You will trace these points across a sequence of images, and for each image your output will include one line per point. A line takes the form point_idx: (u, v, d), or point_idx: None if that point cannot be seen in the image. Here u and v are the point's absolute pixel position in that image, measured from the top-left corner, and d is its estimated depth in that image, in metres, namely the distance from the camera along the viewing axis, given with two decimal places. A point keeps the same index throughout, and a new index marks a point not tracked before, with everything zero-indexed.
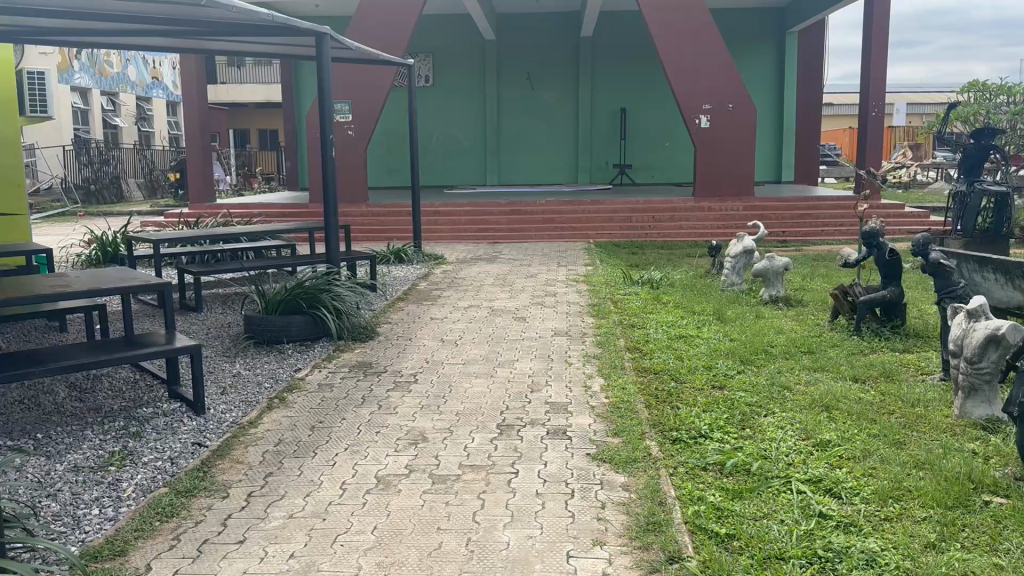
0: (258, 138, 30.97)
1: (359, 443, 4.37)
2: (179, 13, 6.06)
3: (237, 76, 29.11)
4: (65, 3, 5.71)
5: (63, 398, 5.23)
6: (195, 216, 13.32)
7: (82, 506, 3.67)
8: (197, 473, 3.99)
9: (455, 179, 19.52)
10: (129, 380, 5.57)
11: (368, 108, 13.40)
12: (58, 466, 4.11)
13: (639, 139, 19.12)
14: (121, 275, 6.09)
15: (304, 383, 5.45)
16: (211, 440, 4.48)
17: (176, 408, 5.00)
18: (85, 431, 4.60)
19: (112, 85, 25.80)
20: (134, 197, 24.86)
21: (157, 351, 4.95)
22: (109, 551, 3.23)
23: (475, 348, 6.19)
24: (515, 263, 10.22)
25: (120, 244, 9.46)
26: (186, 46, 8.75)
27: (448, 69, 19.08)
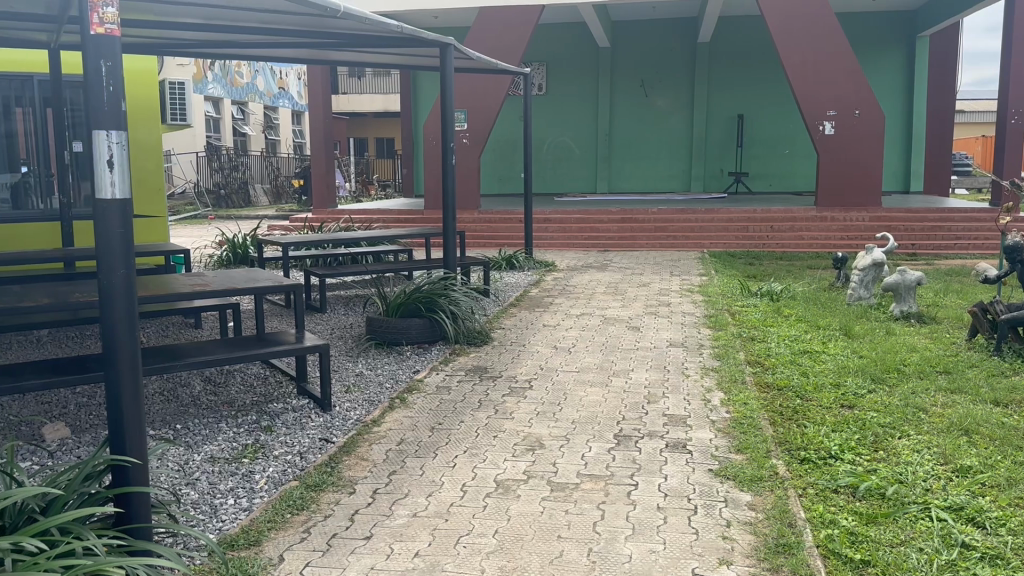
0: (375, 146, 31.96)
1: (478, 446, 4.40)
2: (309, 26, 6.26)
3: (358, 85, 30.09)
4: (211, 17, 6.03)
5: (198, 391, 5.52)
6: (317, 220, 13.85)
7: (219, 495, 3.84)
8: (325, 468, 4.12)
9: (567, 187, 19.53)
10: (260, 376, 5.82)
11: (483, 116, 13.58)
12: (196, 456, 4.32)
13: (755, 147, 18.62)
14: (252, 276, 6.37)
15: (422, 384, 5.55)
16: (337, 437, 4.63)
17: (303, 404, 5.18)
18: (220, 423, 4.83)
19: (242, 95, 27.12)
20: (260, 202, 26.05)
21: (287, 350, 5.15)
22: (245, 540, 3.36)
23: (590, 356, 6.16)
24: (627, 271, 10.12)
25: (249, 246, 9.94)
26: (312, 57, 9.07)
27: (561, 78, 19.14)
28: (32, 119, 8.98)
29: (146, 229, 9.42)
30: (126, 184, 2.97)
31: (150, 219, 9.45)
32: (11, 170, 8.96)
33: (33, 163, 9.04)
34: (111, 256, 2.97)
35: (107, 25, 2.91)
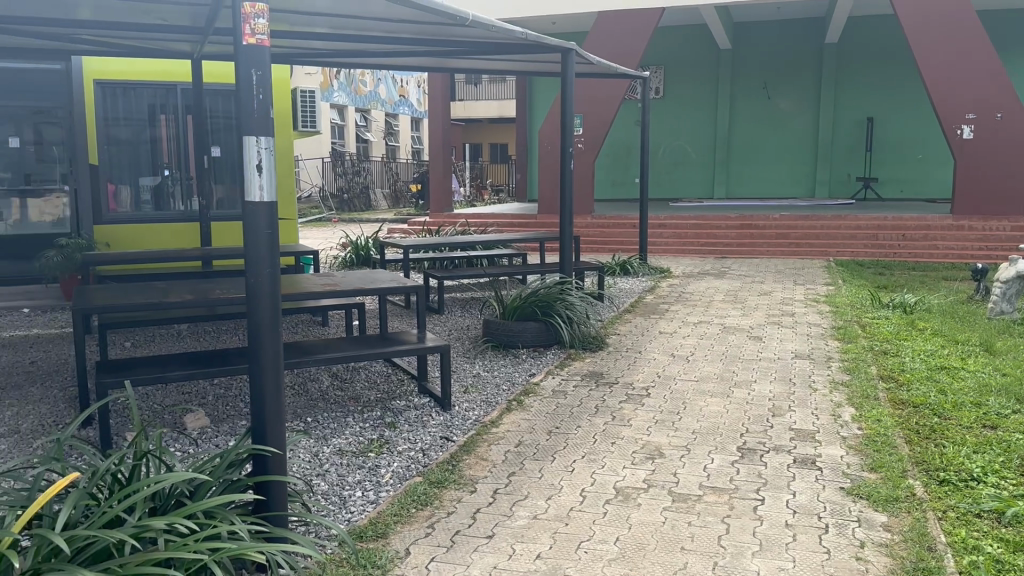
0: (490, 151, 32.44)
1: (597, 451, 4.39)
2: (436, 33, 6.40)
3: (475, 91, 30.56)
4: (344, 28, 6.26)
5: (326, 386, 5.75)
6: (435, 223, 14.18)
7: (348, 487, 3.99)
8: (447, 466, 4.20)
9: (682, 193, 19.23)
10: (383, 375, 6.01)
11: (599, 121, 13.56)
12: (325, 448, 4.50)
13: (885, 151, 17.83)
14: (376, 277, 6.57)
15: (539, 387, 5.57)
16: (457, 436, 4.71)
17: (425, 403, 5.31)
18: (347, 418, 5.02)
19: (364, 102, 28.04)
20: (380, 206, 26.88)
21: (410, 350, 5.28)
22: (373, 532, 3.47)
23: (710, 365, 6.04)
24: (747, 279, 9.88)
25: (370, 249, 10.28)
26: (435, 65, 9.27)
27: (680, 81, 18.88)
28: (174, 126, 9.60)
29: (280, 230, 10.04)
30: (273, 187, 3.11)
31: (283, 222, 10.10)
32: (154, 174, 9.60)
33: (175, 167, 9.68)
34: (258, 255, 3.13)
35: (258, 36, 3.06)
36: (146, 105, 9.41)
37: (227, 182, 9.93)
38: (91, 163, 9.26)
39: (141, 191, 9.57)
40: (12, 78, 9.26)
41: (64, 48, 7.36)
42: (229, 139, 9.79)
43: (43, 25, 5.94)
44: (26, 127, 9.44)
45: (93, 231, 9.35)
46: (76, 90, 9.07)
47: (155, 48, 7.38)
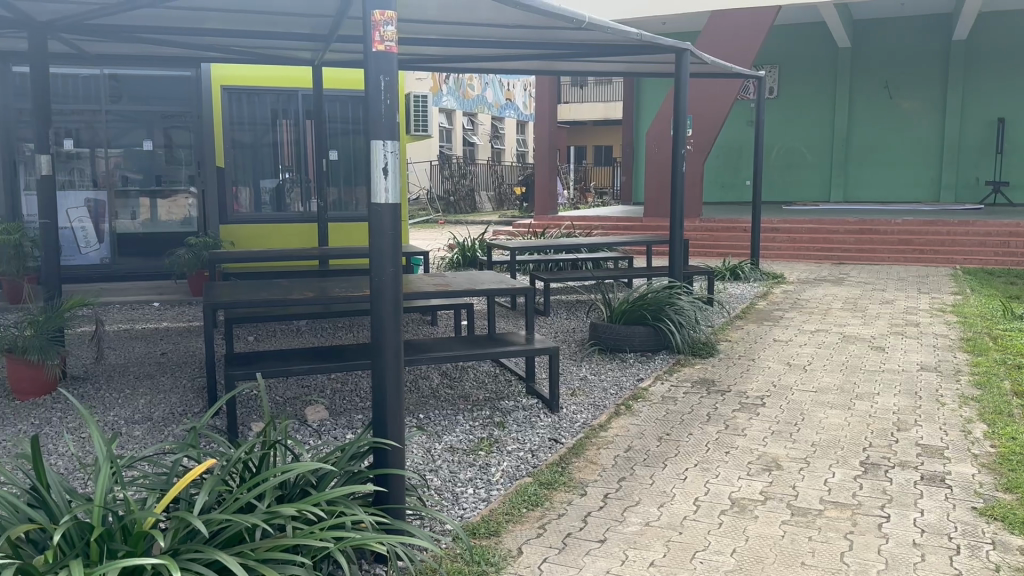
0: (594, 153, 32.38)
1: (710, 461, 4.31)
2: (547, 36, 6.45)
3: (580, 94, 30.53)
4: (460, 32, 6.35)
5: (436, 384, 5.86)
6: (540, 226, 14.26)
7: (459, 484, 4.05)
8: (557, 468, 4.22)
9: (794, 196, 18.68)
10: (491, 375, 6.08)
11: (709, 122, 13.32)
12: (437, 445, 4.60)
13: (1017, 153, 16.82)
14: (485, 278, 6.66)
15: (648, 393, 5.52)
16: (566, 438, 4.72)
17: (533, 404, 5.34)
18: (458, 416, 5.11)
19: (471, 106, 28.45)
20: (485, 208, 27.20)
21: (518, 351, 5.32)
22: (486, 529, 3.52)
23: (828, 375, 5.84)
24: (866, 287, 9.50)
25: (477, 250, 10.43)
26: (545, 68, 9.30)
27: (795, 81, 18.35)
28: (293, 130, 10.03)
29: None
30: (398, 189, 3.19)
31: None
32: (275, 176, 10.08)
33: (295, 169, 10.13)
34: (382, 255, 3.23)
35: (387, 42, 3.15)
36: (269, 110, 9.85)
37: (344, 186, 10.53)
38: (217, 166, 9.78)
39: (262, 192, 10.07)
40: (146, 85, 9.85)
41: (196, 56, 7.76)
42: (347, 143, 10.43)
43: (179, 34, 6.26)
44: (158, 131, 10.00)
45: (220, 230, 9.82)
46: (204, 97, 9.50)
47: (279, 56, 7.71)
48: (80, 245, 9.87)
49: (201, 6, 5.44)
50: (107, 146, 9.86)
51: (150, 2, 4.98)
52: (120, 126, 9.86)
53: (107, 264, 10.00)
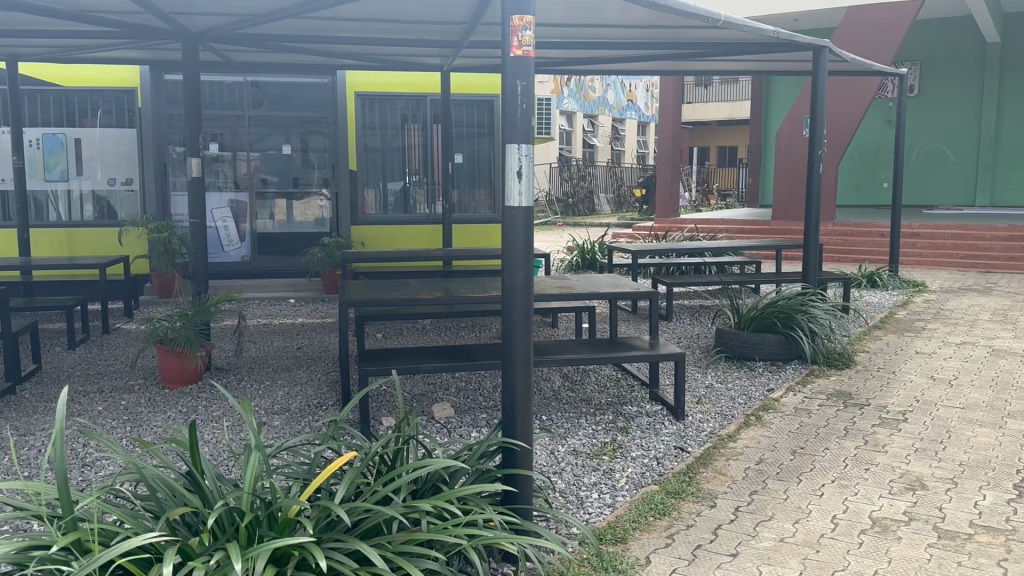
0: (717, 155, 31.73)
1: (848, 477, 4.12)
2: (676, 35, 6.36)
3: (704, 94, 29.98)
4: (590, 34, 6.34)
5: (559, 386, 5.88)
6: (662, 229, 14.09)
7: (584, 488, 4.03)
8: (684, 477, 4.15)
9: (934, 200, 17.68)
10: (613, 379, 6.04)
11: (843, 122, 12.79)
12: (561, 447, 4.60)
13: None
14: (610, 281, 6.61)
15: (779, 404, 5.34)
16: (692, 447, 4.63)
17: (657, 410, 5.26)
18: (580, 419, 5.10)
19: (592, 108, 28.43)
20: (604, 210, 27.11)
21: (642, 356, 5.25)
22: (612, 536, 3.49)
23: (976, 392, 5.48)
24: (1017, 297, 8.87)
25: (597, 253, 10.40)
26: (672, 68, 9.16)
27: (938, 79, 17.37)
28: (421, 134, 10.43)
29: None
30: (531, 192, 3.21)
31: None
32: (400, 180, 10.48)
33: (421, 172, 10.50)
34: (515, 259, 3.26)
35: (524, 47, 3.17)
36: (399, 115, 10.31)
37: (469, 188, 10.73)
38: (350, 169, 10.19)
39: (387, 195, 10.48)
40: (285, 91, 10.34)
41: (333, 63, 8.06)
42: (472, 146, 10.61)
43: (320, 42, 6.52)
44: (295, 135, 10.46)
45: (351, 231, 10.27)
46: (341, 103, 10.01)
47: (410, 62, 7.91)
48: (223, 244, 10.51)
49: (342, 15, 5.64)
50: (247, 150, 10.39)
51: (296, 12, 5.20)
52: (260, 131, 10.37)
53: (247, 262, 10.59)
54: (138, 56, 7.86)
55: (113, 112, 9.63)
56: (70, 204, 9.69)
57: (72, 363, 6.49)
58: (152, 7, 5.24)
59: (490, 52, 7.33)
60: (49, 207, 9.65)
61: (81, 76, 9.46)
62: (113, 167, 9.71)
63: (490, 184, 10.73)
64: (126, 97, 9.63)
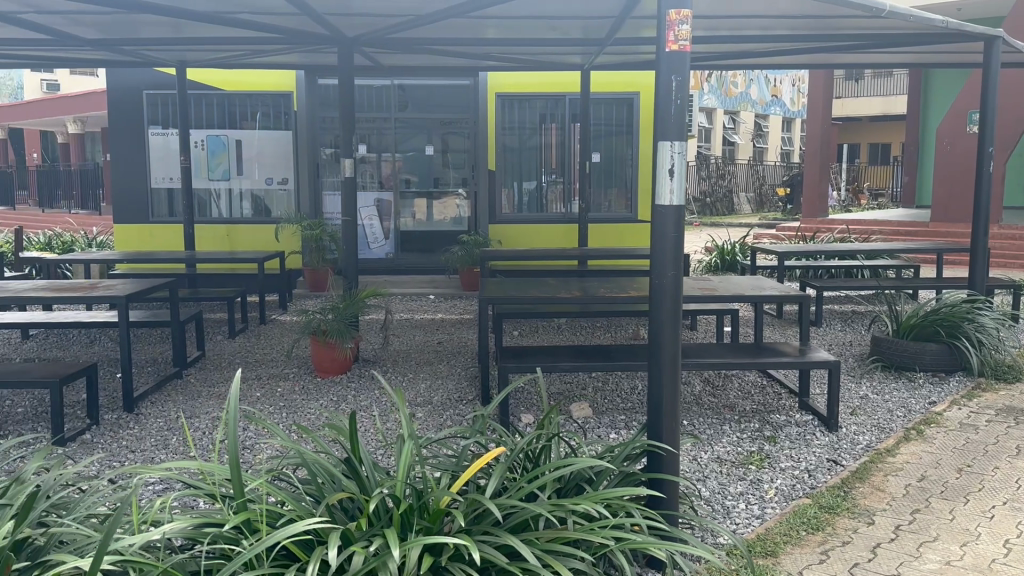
0: (868, 152, 30.22)
1: (1021, 500, 3.80)
2: (833, 25, 6.07)
3: (853, 88, 28.55)
4: (740, 27, 6.15)
5: (699, 390, 5.73)
6: (809, 230, 13.55)
7: (730, 497, 3.90)
8: (838, 492, 3.94)
9: None
10: (758, 385, 5.84)
11: (1014, 117, 11.90)
12: (705, 454, 4.47)
13: None
14: (755, 284, 6.40)
15: (942, 418, 4.99)
16: (847, 460, 4.39)
17: (808, 421, 5.04)
18: (724, 426, 4.94)
19: (733, 104, 27.65)
20: (744, 210, 26.38)
21: (792, 363, 5.03)
22: (762, 548, 3.36)
23: None
24: None
25: (738, 254, 10.10)
26: (825, 61, 8.76)
27: None
28: (559, 134, 10.46)
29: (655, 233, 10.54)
30: (683, 191, 3.12)
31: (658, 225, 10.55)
32: (536, 179, 10.56)
33: (558, 172, 10.54)
34: (664, 259, 3.17)
35: (681, 42, 3.08)
36: (538, 114, 10.38)
37: (608, 187, 10.66)
38: (489, 169, 10.35)
39: (522, 194, 10.59)
40: (429, 93, 10.62)
41: (476, 64, 8.20)
42: (610, 144, 10.54)
43: (465, 43, 6.63)
44: (437, 137, 10.72)
45: (489, 229, 10.43)
46: (482, 104, 10.19)
47: (553, 61, 7.93)
48: (369, 242, 10.90)
49: (491, 14, 5.71)
50: (392, 150, 10.73)
51: (448, 13, 5.32)
52: (404, 132, 10.69)
53: (390, 259, 10.93)
54: (294, 60, 8.27)
55: (270, 114, 10.18)
56: (230, 201, 10.31)
57: (232, 351, 6.90)
58: (313, 12, 5.49)
59: (634, 49, 7.24)
60: (212, 204, 10.30)
61: (242, 81, 10.04)
62: (270, 167, 10.26)
63: (627, 184, 10.63)
64: (282, 99, 10.16)
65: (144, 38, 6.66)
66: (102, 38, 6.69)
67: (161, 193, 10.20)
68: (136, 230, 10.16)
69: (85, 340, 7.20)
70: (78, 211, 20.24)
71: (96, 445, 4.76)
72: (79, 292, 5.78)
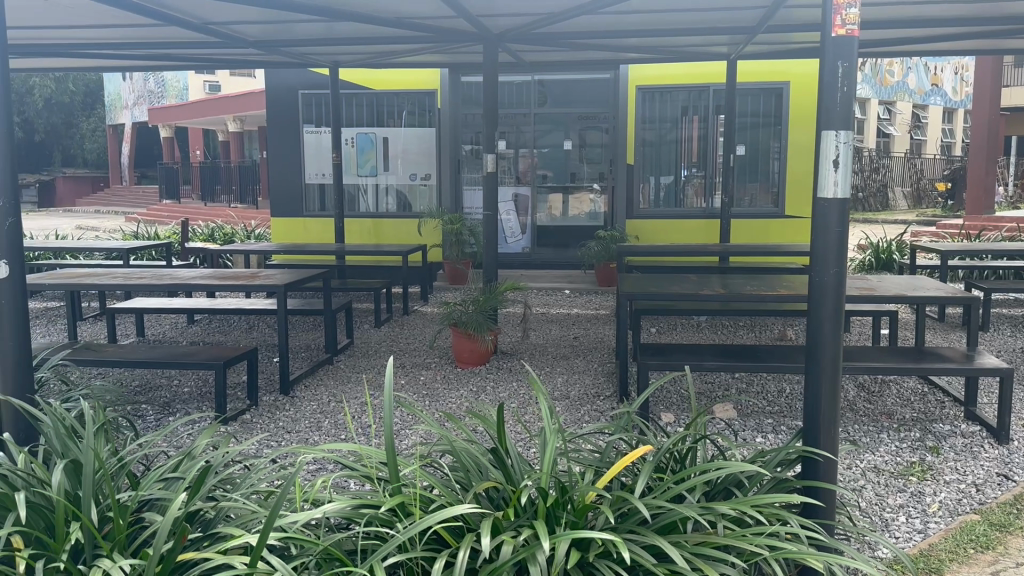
0: None
1: None
2: (1011, 5, 5.64)
3: None
4: (904, 10, 5.81)
5: (854, 396, 5.45)
6: (974, 227, 12.70)
7: (888, 510, 3.68)
8: (1011, 509, 3.63)
9: None
10: (918, 393, 5.49)
11: None
12: (861, 463, 4.24)
13: None
14: (916, 283, 6.02)
15: None
16: (1020, 475, 4.05)
17: (976, 431, 4.69)
18: (882, 434, 4.67)
19: (890, 94, 26.08)
20: (899, 205, 24.98)
21: (958, 369, 4.69)
22: (926, 565, 3.14)
23: None
24: None
25: (895, 252, 9.57)
26: (997, 45, 8.14)
27: None
28: (701, 126, 10.22)
29: (802, 230, 10.12)
30: (849, 182, 2.93)
31: (806, 221, 10.13)
32: (674, 173, 10.37)
33: (698, 166, 10.31)
34: (826, 253, 3.00)
35: (848, 26, 2.90)
36: (679, 107, 10.20)
37: (752, 180, 10.31)
38: (628, 163, 10.22)
39: (659, 188, 10.42)
40: (568, 87, 10.61)
41: (618, 58, 8.11)
42: (755, 137, 10.19)
43: (611, 36, 6.57)
44: (575, 131, 10.68)
45: (627, 225, 10.32)
46: (623, 96, 10.10)
47: (698, 51, 7.75)
48: (507, 236, 11.03)
49: (638, 6, 5.64)
50: (530, 146, 10.80)
51: (595, 7, 5.29)
52: (543, 128, 10.73)
53: (527, 253, 11.02)
54: (439, 58, 8.45)
55: (415, 113, 10.45)
56: (377, 196, 10.69)
57: (378, 340, 7.14)
58: (462, 10, 5.60)
59: (786, 38, 6.97)
60: (360, 198, 10.72)
61: (389, 80, 10.39)
62: (414, 163, 10.54)
63: (772, 178, 10.26)
64: (428, 98, 10.42)
65: (302, 39, 6.99)
66: (262, 40, 7.05)
67: (313, 188, 10.67)
68: (289, 223, 10.70)
69: (245, 326, 7.65)
70: (238, 205, 21.53)
71: (255, 424, 5.03)
72: (242, 280, 6.13)
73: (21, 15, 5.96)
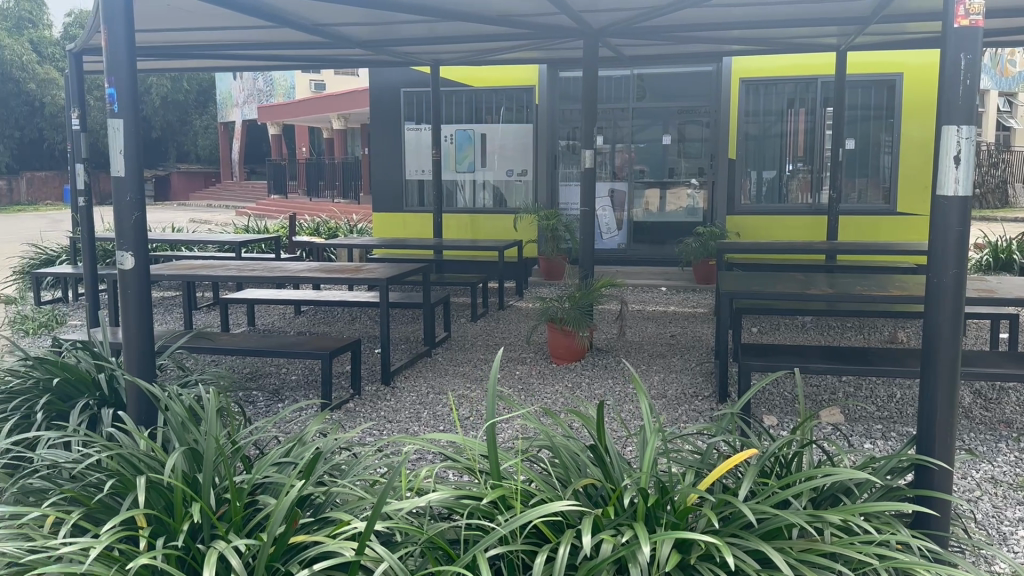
0: None
1: None
2: None
3: None
4: None
5: (969, 402, 5.21)
6: None
7: (1007, 523, 3.51)
8: None
9: None
10: None
11: None
12: (976, 472, 4.05)
13: None
14: None
15: None
16: None
17: None
18: (1001, 443, 4.44)
19: (1011, 85, 24.70)
20: (1019, 202, 23.63)
21: None
22: None
23: None
24: None
25: (1016, 252, 9.09)
26: None
27: None
28: (808, 119, 9.93)
29: (914, 227, 9.69)
30: (971, 180, 2.80)
31: (920, 218, 9.68)
32: (777, 167, 10.10)
33: (805, 160, 10.01)
34: (945, 255, 2.87)
35: (972, 16, 2.74)
36: (785, 99, 9.93)
37: (862, 176, 9.93)
38: (729, 158, 10.02)
39: (761, 183, 10.16)
40: (669, 81, 10.48)
41: (721, 50, 7.97)
42: (866, 130, 9.82)
43: (715, 29, 6.47)
44: (674, 125, 10.53)
45: (727, 221, 10.12)
46: (726, 89, 9.91)
47: (806, 42, 7.52)
48: (602, 232, 11.00)
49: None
50: (628, 141, 10.73)
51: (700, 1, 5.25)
52: (641, 123, 10.63)
53: (623, 249, 10.97)
54: (539, 54, 8.50)
55: (513, 109, 10.54)
56: (474, 191, 10.83)
57: (475, 334, 7.25)
58: (566, 7, 5.63)
59: (901, 27, 6.70)
60: (458, 194, 10.89)
61: (488, 77, 10.51)
62: (511, 159, 10.60)
63: (883, 173, 9.87)
64: (525, 94, 10.49)
65: (407, 38, 7.14)
66: (369, 40, 7.26)
67: (413, 184, 10.90)
68: (390, 218, 10.98)
69: (348, 318, 7.90)
70: (341, 200, 22.24)
71: (359, 413, 5.19)
72: (346, 273, 6.33)
73: (147, 20, 6.31)
